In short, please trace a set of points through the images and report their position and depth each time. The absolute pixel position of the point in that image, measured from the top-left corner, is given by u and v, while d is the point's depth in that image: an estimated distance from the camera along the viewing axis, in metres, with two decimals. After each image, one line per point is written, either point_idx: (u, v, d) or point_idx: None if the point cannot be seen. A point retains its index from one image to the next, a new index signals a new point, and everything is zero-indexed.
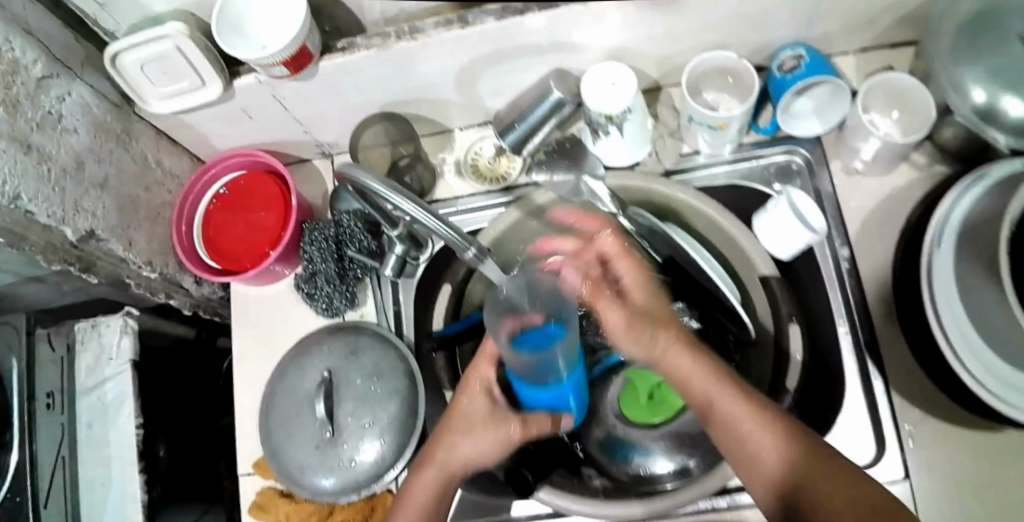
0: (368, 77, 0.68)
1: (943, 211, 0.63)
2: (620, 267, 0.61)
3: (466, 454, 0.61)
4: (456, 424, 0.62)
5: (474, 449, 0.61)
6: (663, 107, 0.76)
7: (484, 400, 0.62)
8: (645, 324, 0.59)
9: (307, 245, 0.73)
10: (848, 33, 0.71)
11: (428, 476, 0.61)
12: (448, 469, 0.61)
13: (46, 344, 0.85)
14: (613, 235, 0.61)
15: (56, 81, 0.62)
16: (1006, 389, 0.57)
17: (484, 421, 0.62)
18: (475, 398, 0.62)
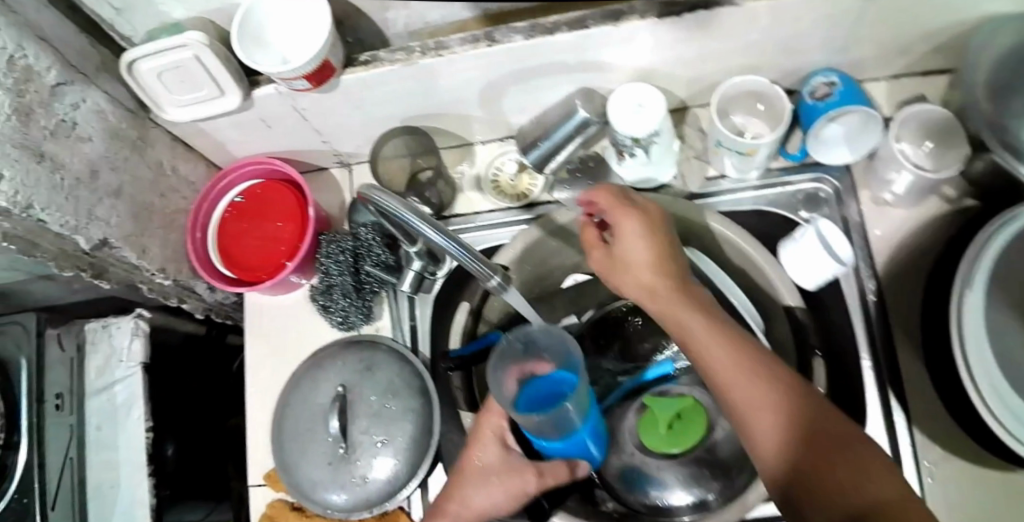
0: (390, 90, 0.66)
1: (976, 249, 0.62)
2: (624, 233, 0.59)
3: (481, 505, 0.60)
4: (468, 474, 0.61)
5: (488, 501, 0.60)
6: (690, 128, 0.75)
7: (496, 449, 0.61)
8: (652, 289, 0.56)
9: (323, 258, 0.72)
10: (883, 60, 0.69)
11: None
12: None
13: (55, 345, 0.84)
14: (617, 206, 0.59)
15: (71, 88, 0.60)
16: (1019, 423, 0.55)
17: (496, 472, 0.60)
18: (488, 448, 0.61)
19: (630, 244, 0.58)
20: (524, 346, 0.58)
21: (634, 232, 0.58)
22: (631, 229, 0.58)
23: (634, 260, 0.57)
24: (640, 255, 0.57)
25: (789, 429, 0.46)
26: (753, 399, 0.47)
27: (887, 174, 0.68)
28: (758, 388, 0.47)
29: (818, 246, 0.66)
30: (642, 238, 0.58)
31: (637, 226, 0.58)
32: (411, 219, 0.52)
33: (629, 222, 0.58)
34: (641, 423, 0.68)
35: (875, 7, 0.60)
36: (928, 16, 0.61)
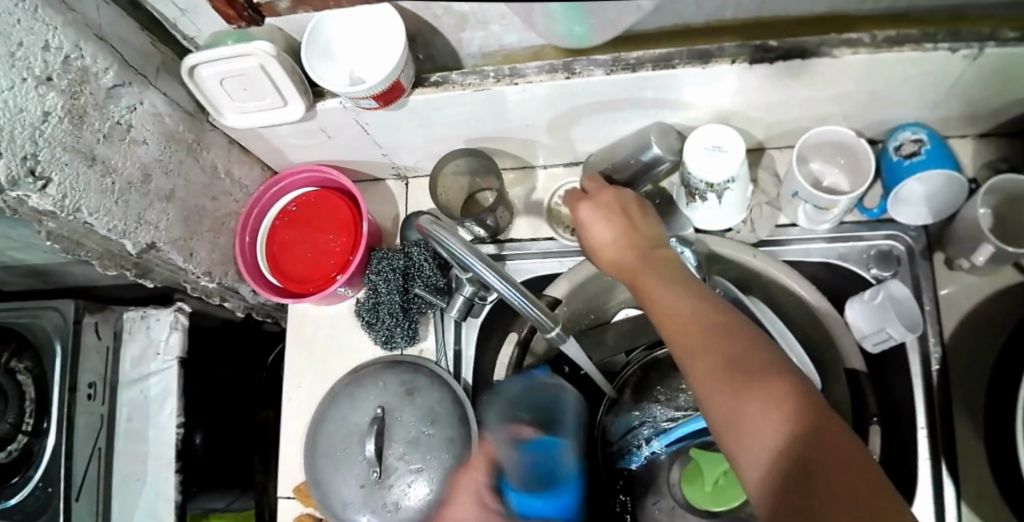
0: (458, 112, 0.64)
1: None
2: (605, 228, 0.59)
3: None
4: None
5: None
6: (764, 171, 0.72)
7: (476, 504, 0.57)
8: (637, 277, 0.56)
9: (372, 275, 0.69)
10: (969, 120, 0.67)
11: None
12: None
13: (92, 333, 0.80)
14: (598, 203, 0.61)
15: (128, 90, 0.57)
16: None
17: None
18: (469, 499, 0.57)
19: (590, 228, 0.60)
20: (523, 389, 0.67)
21: (597, 218, 0.60)
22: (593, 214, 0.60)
23: (601, 245, 0.59)
24: (605, 237, 0.59)
25: (772, 421, 0.42)
26: (690, 354, 0.48)
27: (966, 240, 0.65)
28: (702, 348, 0.47)
29: (888, 310, 0.65)
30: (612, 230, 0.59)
31: (601, 212, 0.60)
32: (474, 263, 0.49)
33: (591, 208, 0.60)
34: (686, 475, 0.67)
35: (976, 69, 0.56)
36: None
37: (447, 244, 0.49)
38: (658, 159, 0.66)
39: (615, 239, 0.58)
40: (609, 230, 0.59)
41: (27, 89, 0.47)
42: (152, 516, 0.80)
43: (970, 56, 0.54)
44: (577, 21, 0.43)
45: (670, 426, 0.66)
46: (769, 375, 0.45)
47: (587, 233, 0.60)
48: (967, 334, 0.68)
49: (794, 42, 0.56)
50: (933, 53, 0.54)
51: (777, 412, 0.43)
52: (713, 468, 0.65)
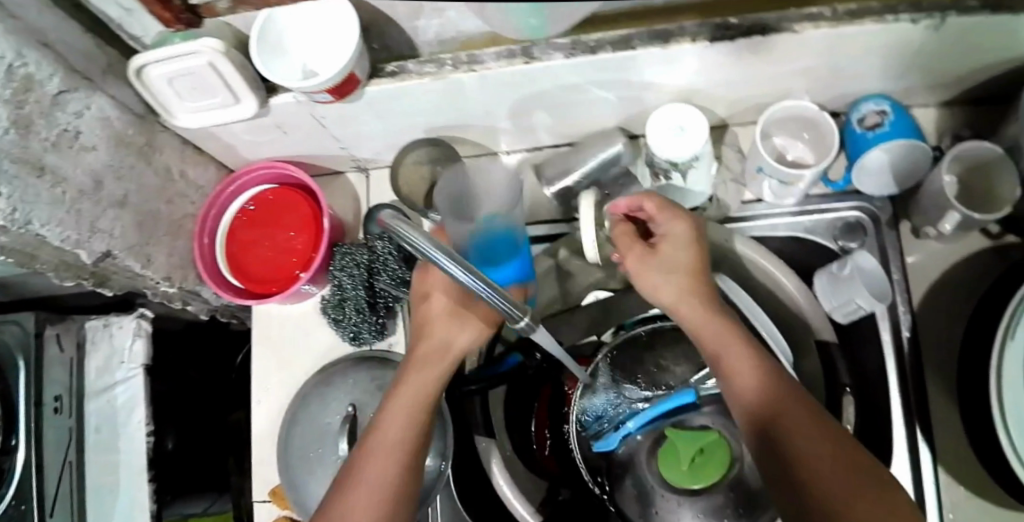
0: (417, 101, 0.63)
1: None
2: (671, 252, 0.58)
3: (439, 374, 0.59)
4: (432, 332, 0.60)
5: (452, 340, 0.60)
6: (728, 148, 0.72)
7: (448, 291, 0.60)
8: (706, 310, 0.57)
9: (336, 271, 0.68)
10: (932, 89, 0.67)
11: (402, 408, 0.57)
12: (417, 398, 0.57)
13: (54, 345, 0.77)
14: (682, 223, 0.58)
15: (75, 95, 0.55)
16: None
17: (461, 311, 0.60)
18: (443, 290, 0.60)
19: (662, 242, 0.59)
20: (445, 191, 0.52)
21: (683, 234, 0.58)
22: (670, 232, 0.58)
23: (673, 264, 0.58)
24: (678, 259, 0.58)
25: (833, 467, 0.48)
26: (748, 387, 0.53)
27: (932, 211, 0.65)
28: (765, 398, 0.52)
29: (854, 283, 0.64)
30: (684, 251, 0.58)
31: (688, 232, 0.58)
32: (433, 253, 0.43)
33: (680, 225, 0.58)
34: (663, 456, 0.66)
35: (937, 39, 0.56)
36: (984, 51, 0.59)
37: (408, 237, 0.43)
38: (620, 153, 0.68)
39: (688, 262, 0.58)
40: (687, 251, 0.58)
41: None
42: None
43: (932, 27, 0.54)
44: (532, 14, 0.38)
45: (643, 407, 0.67)
46: (816, 417, 0.51)
47: (662, 244, 0.58)
48: (935, 302, 0.69)
49: (756, 18, 0.55)
50: (896, 24, 0.53)
51: (812, 453, 0.49)
52: (687, 445, 0.65)
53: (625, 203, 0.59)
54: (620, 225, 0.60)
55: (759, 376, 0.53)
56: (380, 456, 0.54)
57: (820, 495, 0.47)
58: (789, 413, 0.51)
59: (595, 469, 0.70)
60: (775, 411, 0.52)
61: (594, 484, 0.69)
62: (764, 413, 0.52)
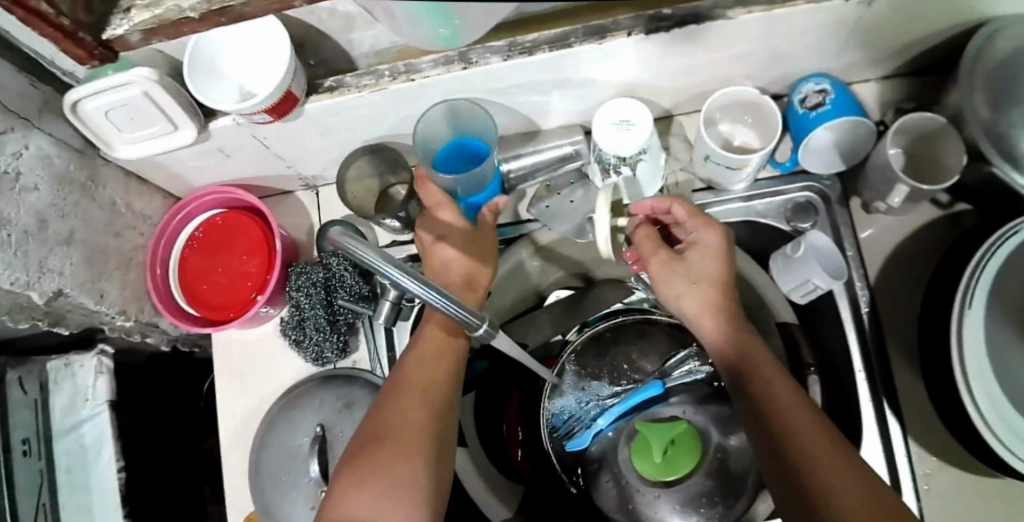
0: (358, 114, 0.63)
1: (984, 247, 0.59)
2: (696, 255, 0.58)
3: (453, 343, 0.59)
4: (459, 273, 0.62)
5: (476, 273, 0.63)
6: (675, 138, 0.72)
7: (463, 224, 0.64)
8: (722, 311, 0.56)
9: (293, 291, 0.67)
10: (871, 63, 0.68)
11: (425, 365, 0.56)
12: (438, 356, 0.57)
13: (16, 388, 0.76)
14: (715, 231, 0.58)
15: (12, 136, 0.54)
16: (1001, 420, 0.54)
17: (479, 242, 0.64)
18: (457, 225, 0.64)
19: (689, 250, 0.58)
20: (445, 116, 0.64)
21: (713, 243, 0.58)
22: (699, 240, 0.58)
23: (699, 272, 0.57)
24: (704, 262, 0.57)
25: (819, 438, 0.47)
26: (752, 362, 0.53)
27: (881, 185, 0.66)
28: (771, 382, 0.51)
29: (810, 262, 0.64)
30: (713, 252, 0.58)
31: (718, 242, 0.58)
32: (389, 270, 0.42)
33: (710, 234, 0.58)
34: (635, 451, 0.65)
35: (867, 16, 0.57)
36: (916, 23, 0.60)
37: (359, 253, 0.43)
38: (566, 154, 0.69)
39: (713, 271, 0.57)
40: (713, 259, 0.57)
41: None
42: None
43: (864, 3, 0.54)
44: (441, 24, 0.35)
45: (611, 403, 0.67)
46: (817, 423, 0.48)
47: (690, 250, 0.58)
48: (891, 274, 0.69)
49: (688, 7, 0.55)
50: (828, 3, 0.54)
51: (813, 456, 0.46)
52: (659, 439, 0.64)
53: (652, 204, 0.60)
54: (645, 228, 0.60)
55: (771, 385, 0.51)
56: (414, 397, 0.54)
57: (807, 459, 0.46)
58: (794, 417, 0.48)
59: (570, 467, 0.68)
60: (776, 413, 0.49)
61: (570, 483, 0.68)
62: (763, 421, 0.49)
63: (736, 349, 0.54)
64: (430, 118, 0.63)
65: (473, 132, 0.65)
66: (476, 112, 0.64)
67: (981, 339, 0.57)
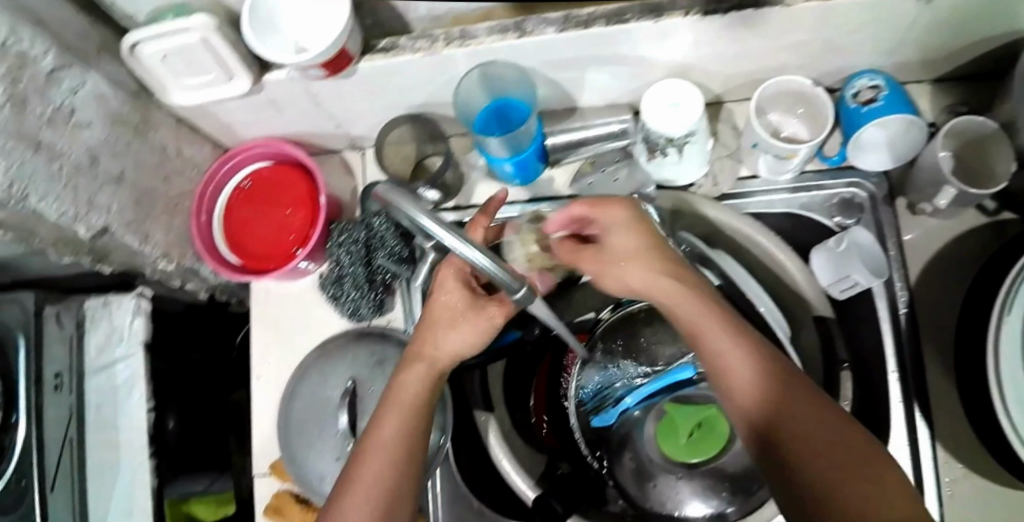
0: (409, 78, 0.63)
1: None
2: (621, 241, 0.55)
3: (456, 346, 0.57)
4: (429, 335, 0.58)
5: (448, 340, 0.57)
6: (723, 125, 0.71)
7: (465, 296, 0.57)
8: (669, 296, 0.53)
9: (334, 247, 0.69)
10: (928, 63, 0.66)
11: (416, 371, 0.57)
12: (436, 363, 0.57)
13: (54, 323, 0.79)
14: (620, 211, 0.56)
15: (69, 72, 0.55)
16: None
17: (468, 315, 0.57)
18: (455, 295, 0.57)
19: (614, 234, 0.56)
20: (483, 81, 0.63)
21: (627, 226, 0.55)
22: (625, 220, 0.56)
23: (630, 258, 0.54)
24: (631, 249, 0.55)
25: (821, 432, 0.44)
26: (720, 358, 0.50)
27: (929, 186, 0.65)
28: (744, 379, 0.49)
29: (852, 257, 0.64)
30: (633, 237, 0.55)
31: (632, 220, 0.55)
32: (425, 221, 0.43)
33: (620, 214, 0.56)
34: (660, 431, 0.68)
35: (928, 13, 0.56)
36: (977, 25, 0.59)
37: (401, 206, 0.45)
38: (614, 132, 0.68)
39: (641, 247, 0.54)
40: (634, 237, 0.55)
41: None
42: (127, 503, 0.79)
43: None
44: None
45: (641, 383, 0.67)
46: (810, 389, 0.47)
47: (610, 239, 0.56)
48: (932, 277, 0.69)
49: None
50: None
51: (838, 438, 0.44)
52: (686, 419, 0.67)
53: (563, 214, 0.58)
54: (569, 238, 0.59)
55: (757, 368, 0.48)
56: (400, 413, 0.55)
57: (815, 460, 0.43)
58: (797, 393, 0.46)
59: (594, 444, 0.69)
60: (771, 402, 0.47)
61: (594, 460, 0.69)
62: (766, 414, 0.47)
63: (705, 338, 0.50)
64: (466, 86, 0.64)
65: (514, 96, 0.65)
66: (516, 75, 0.63)
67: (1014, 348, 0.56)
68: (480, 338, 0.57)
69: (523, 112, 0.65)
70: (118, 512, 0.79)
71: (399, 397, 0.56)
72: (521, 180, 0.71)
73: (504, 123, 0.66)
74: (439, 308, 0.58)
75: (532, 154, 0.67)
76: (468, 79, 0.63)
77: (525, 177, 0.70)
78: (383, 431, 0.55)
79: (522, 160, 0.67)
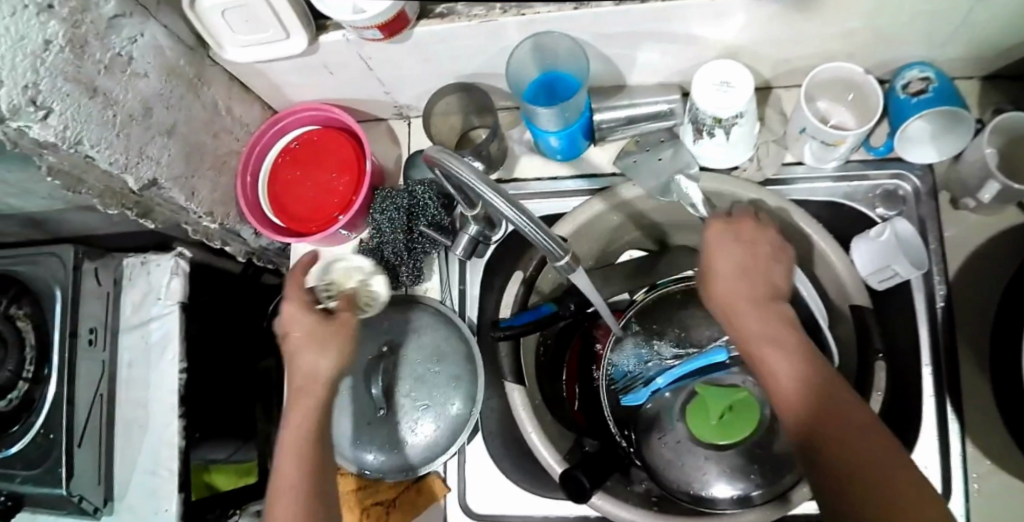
0: (461, 45, 0.63)
1: None
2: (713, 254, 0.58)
3: (321, 366, 0.60)
4: (301, 366, 0.60)
5: (316, 365, 0.60)
6: (771, 110, 0.71)
7: (315, 317, 0.61)
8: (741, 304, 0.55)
9: (376, 213, 0.69)
10: (982, 58, 0.66)
11: (302, 405, 0.59)
12: (308, 387, 0.60)
13: (92, 279, 0.80)
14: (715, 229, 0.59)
15: (130, 21, 0.56)
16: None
17: (322, 333, 0.61)
18: (304, 321, 0.61)
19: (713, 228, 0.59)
20: (536, 54, 0.63)
21: (721, 242, 0.58)
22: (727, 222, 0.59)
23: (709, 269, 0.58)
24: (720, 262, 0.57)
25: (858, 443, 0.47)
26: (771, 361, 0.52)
27: (974, 179, 0.64)
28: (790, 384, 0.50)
29: (893, 247, 0.63)
30: (724, 251, 0.58)
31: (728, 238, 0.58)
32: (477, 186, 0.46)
33: (715, 232, 0.59)
34: (689, 411, 0.64)
35: (987, 3, 0.56)
36: None
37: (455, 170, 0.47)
38: (661, 112, 0.69)
39: (724, 257, 0.57)
40: (721, 253, 0.58)
41: (29, 15, 0.46)
42: (153, 461, 0.79)
43: None
44: None
45: (672, 364, 0.67)
46: (847, 395, 0.50)
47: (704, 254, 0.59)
48: (973, 272, 0.66)
49: None
50: None
51: (872, 445, 0.47)
52: (716, 401, 0.64)
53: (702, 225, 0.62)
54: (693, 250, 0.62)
55: (803, 375, 0.50)
56: (294, 441, 0.58)
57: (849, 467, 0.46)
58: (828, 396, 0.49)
59: (622, 422, 0.68)
60: (813, 407, 0.49)
61: (622, 438, 0.67)
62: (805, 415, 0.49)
63: (756, 344, 0.53)
64: (518, 55, 0.63)
65: (565, 69, 0.65)
66: (569, 48, 0.63)
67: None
68: (339, 348, 0.61)
69: (574, 86, 0.65)
70: (142, 471, 0.79)
71: (293, 433, 0.58)
72: (565, 154, 0.71)
73: (554, 98, 0.66)
74: (297, 340, 0.61)
75: (581, 128, 0.68)
76: (521, 49, 0.63)
77: (570, 151, 0.71)
78: (286, 470, 0.57)
79: (569, 134, 0.68)
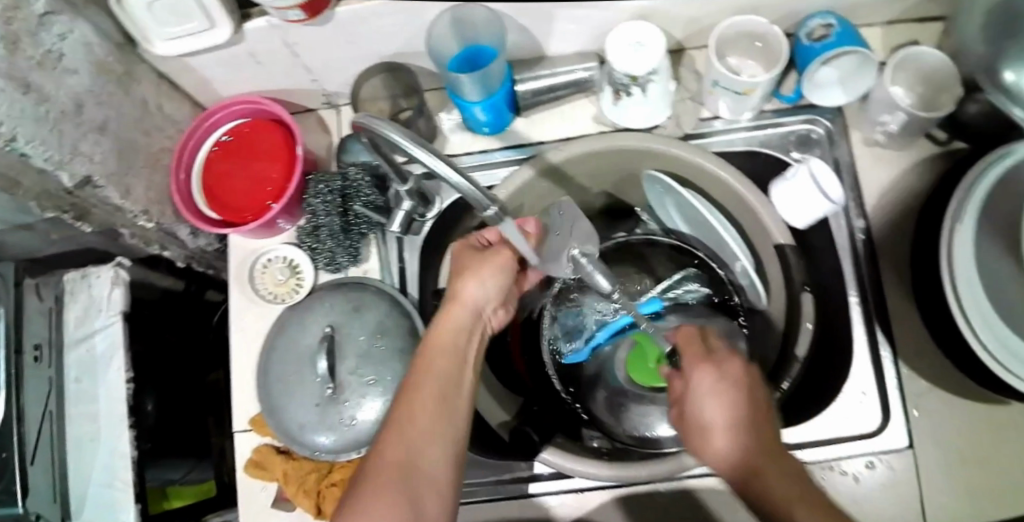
0: (383, 24, 0.65)
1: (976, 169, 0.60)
2: (696, 389, 0.50)
3: (480, 293, 0.61)
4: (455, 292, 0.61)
5: (477, 293, 0.61)
6: (685, 70, 0.75)
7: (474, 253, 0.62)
8: (720, 434, 0.48)
9: (312, 199, 0.70)
10: (877, 4, 0.70)
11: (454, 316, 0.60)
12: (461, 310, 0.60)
13: (33, 295, 0.78)
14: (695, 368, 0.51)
15: (58, 18, 0.57)
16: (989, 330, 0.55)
17: (477, 262, 0.61)
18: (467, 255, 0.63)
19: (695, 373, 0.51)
20: (453, 27, 0.66)
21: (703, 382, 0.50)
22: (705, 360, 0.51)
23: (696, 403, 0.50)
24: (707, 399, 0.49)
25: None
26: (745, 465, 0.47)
27: (880, 116, 0.67)
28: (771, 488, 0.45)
29: (809, 186, 0.65)
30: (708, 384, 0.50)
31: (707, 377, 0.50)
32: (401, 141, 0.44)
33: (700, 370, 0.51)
34: (630, 360, 0.70)
35: None
36: None
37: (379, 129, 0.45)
38: (579, 80, 0.72)
39: (710, 390, 0.50)
40: (711, 395, 0.50)
41: None
42: (108, 476, 0.77)
43: None
44: None
45: (611, 318, 0.68)
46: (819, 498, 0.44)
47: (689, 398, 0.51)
48: (890, 203, 0.69)
49: None
50: None
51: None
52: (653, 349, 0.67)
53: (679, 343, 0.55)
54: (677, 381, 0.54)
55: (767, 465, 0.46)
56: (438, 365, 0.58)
57: None
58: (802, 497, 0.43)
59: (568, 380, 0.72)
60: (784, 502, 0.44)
61: (567, 394, 0.71)
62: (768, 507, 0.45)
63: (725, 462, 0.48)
64: (438, 30, 0.66)
65: (484, 42, 0.68)
66: (486, 18, 0.66)
67: (969, 256, 0.58)
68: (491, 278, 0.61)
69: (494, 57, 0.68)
70: (98, 488, 0.77)
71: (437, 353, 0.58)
72: (494, 125, 0.74)
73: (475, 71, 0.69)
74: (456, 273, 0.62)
75: (506, 98, 0.71)
76: (439, 21, 0.65)
77: (498, 121, 0.74)
78: (427, 377, 0.56)
79: (492, 104, 0.70)
